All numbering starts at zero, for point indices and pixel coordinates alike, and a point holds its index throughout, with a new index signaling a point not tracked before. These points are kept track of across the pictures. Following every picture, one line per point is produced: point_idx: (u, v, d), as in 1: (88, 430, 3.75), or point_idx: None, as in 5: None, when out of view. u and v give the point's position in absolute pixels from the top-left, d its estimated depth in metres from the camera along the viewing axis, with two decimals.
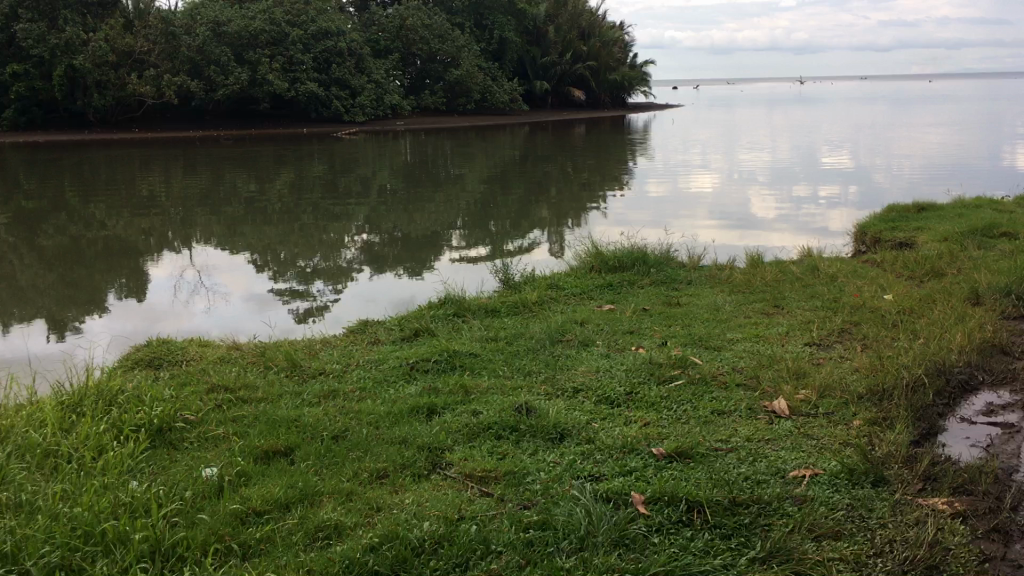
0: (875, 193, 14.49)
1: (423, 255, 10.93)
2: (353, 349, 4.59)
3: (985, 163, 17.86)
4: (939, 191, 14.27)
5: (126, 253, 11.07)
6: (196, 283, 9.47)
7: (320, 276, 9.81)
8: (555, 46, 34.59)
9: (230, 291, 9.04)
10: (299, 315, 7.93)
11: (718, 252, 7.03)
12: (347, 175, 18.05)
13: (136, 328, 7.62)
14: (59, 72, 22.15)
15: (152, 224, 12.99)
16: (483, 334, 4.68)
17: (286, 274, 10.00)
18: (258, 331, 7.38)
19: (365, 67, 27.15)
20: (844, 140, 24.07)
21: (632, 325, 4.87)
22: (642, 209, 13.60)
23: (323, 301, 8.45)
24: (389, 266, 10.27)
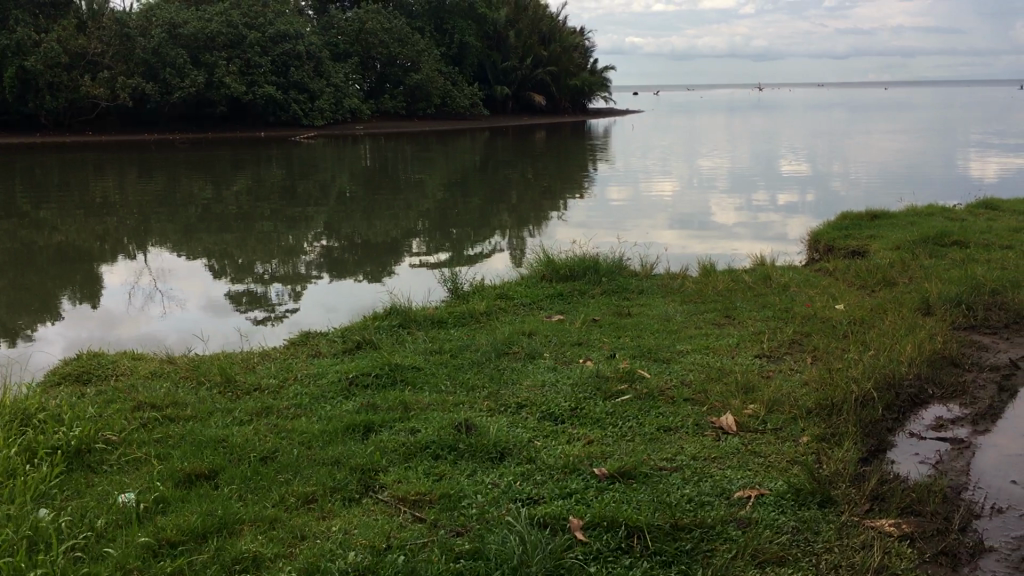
0: (832, 199, 14.56)
1: (382, 260, 10.76)
2: (292, 361, 4.43)
3: (938, 170, 18.06)
4: (894, 198, 14.37)
5: (77, 259, 10.76)
6: (152, 289, 9.20)
7: (280, 281, 9.61)
8: (516, 51, 34.51)
9: (187, 296, 8.80)
10: (256, 320, 7.72)
11: (670, 260, 6.96)
12: (304, 180, 17.79)
13: (91, 335, 7.40)
14: (9, 73, 21.63)
15: (105, 228, 12.67)
16: (428, 346, 4.55)
17: (244, 279, 9.78)
18: (217, 337, 7.20)
19: (324, 71, 26.88)
20: (801, 147, 24.24)
21: (580, 336, 4.77)
22: (602, 214, 13.52)
23: (282, 306, 8.26)
24: (348, 271, 10.12)
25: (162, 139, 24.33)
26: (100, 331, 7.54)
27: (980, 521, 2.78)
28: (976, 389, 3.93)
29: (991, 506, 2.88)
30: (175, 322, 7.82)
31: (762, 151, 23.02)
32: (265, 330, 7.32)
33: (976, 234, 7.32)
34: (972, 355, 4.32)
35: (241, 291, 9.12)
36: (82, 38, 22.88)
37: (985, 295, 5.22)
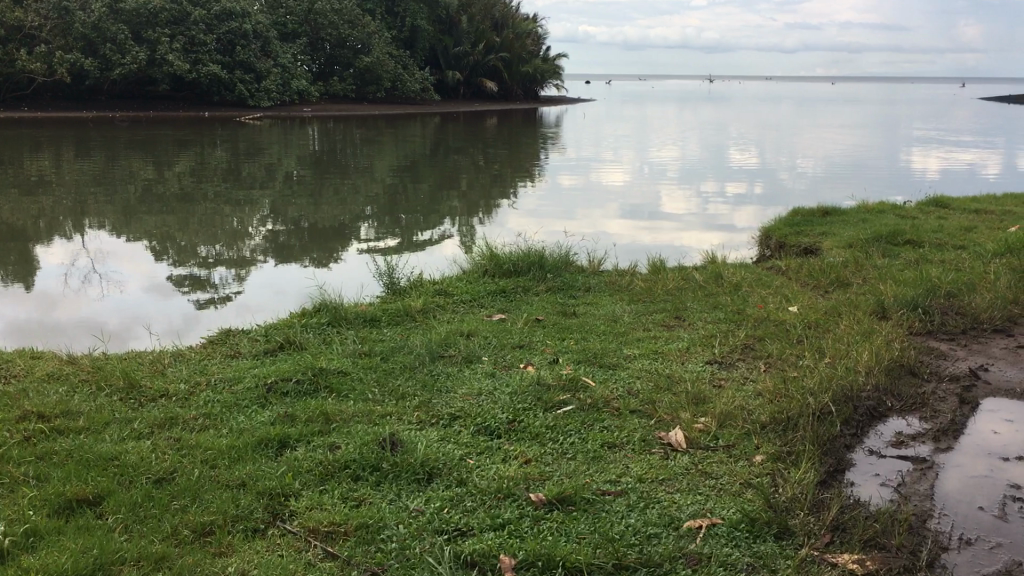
0: (780, 191, 14.49)
1: (330, 245, 10.36)
2: (208, 364, 4.08)
3: (882, 165, 18.14)
4: (841, 191, 14.33)
5: (11, 239, 10.18)
6: (90, 270, 8.73)
7: (223, 265, 9.19)
8: (468, 36, 34.02)
9: (128, 279, 8.36)
10: (200, 305, 7.34)
11: (619, 256, 6.71)
12: (250, 162, 17.22)
13: (29, 315, 7.06)
14: None
15: (39, 208, 12.05)
16: (358, 348, 4.22)
17: (186, 262, 9.34)
18: (161, 319, 6.89)
19: (271, 50, 26.18)
20: (750, 139, 24.23)
21: (521, 338, 4.48)
22: (554, 202, 13.25)
23: (225, 292, 7.88)
24: (296, 255, 9.74)
25: (101, 116, 23.46)
26: (32, 314, 7.07)
27: (948, 554, 2.54)
28: (937, 401, 3.72)
29: (960, 537, 2.64)
30: (113, 305, 7.37)
31: (711, 143, 23.02)
32: (212, 314, 7.02)
33: (928, 232, 7.19)
34: (932, 364, 4.12)
35: (184, 274, 8.70)
36: (18, 11, 21.91)
37: (942, 298, 5.05)
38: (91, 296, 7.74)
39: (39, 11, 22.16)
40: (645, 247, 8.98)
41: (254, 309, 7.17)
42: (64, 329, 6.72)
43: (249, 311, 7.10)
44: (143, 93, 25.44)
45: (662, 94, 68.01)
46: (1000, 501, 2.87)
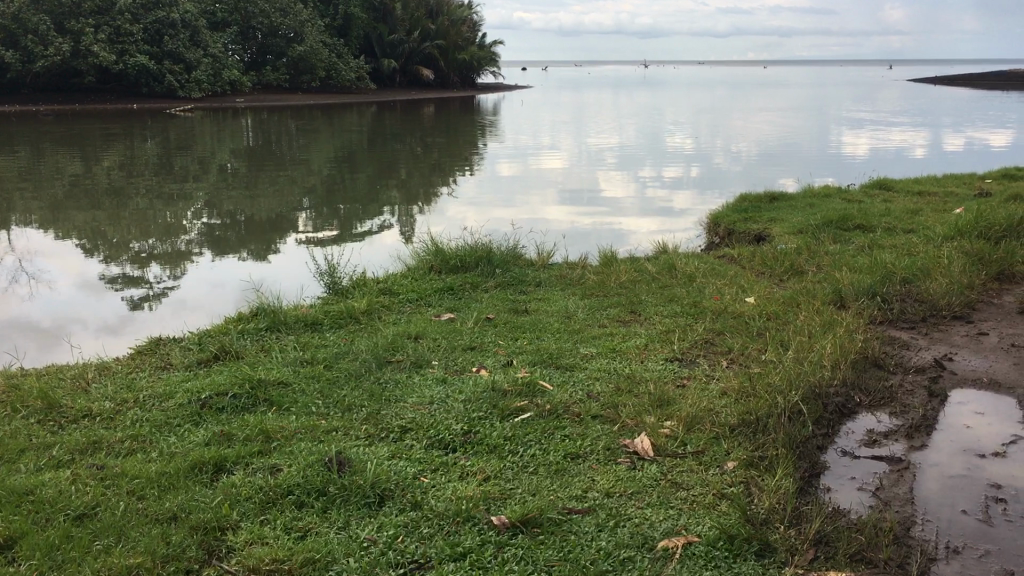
0: (717, 174, 14.46)
1: (268, 238, 10.00)
2: (135, 378, 3.77)
3: (815, 147, 18.26)
4: (777, 174, 14.35)
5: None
6: (19, 268, 8.31)
7: (157, 261, 8.80)
8: (402, 23, 33.52)
9: (58, 276, 7.97)
10: (133, 302, 7.00)
11: (568, 247, 6.52)
12: (182, 155, 16.66)
13: None
14: None
15: None
16: (299, 355, 3.95)
17: (119, 258, 8.93)
18: (92, 316, 6.57)
19: (201, 40, 25.41)
20: (685, 123, 24.28)
21: (473, 340, 4.26)
22: (493, 190, 13.03)
23: (160, 289, 7.53)
24: (232, 248, 9.39)
25: (25, 111, 22.55)
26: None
27: (938, 566, 2.39)
28: (905, 396, 3.60)
29: (947, 545, 2.49)
30: (45, 304, 7.04)
31: (648, 128, 23.02)
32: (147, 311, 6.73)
33: (876, 216, 7.13)
34: (897, 355, 4.00)
35: (116, 270, 8.31)
36: None
37: (898, 284, 4.96)
38: (19, 295, 7.36)
39: None
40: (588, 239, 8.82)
41: (190, 304, 6.87)
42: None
43: (186, 307, 6.80)
44: (68, 86, 24.51)
45: (599, 79, 68.14)
46: (982, 504, 2.73)
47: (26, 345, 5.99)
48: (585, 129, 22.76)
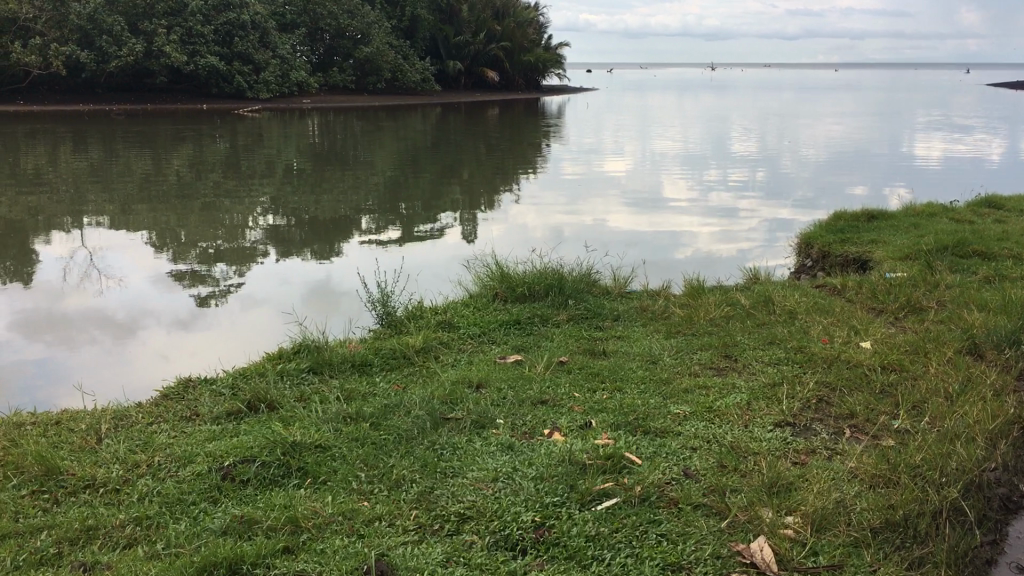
0: (788, 179, 13.66)
1: (331, 237, 9.57)
2: (154, 433, 3.24)
3: (889, 152, 17.30)
4: (852, 179, 13.50)
5: (7, 235, 9.45)
6: (89, 263, 8.13)
7: (224, 258, 8.46)
8: (469, 25, 33.12)
9: (129, 272, 7.77)
10: (200, 299, 6.79)
11: (650, 273, 5.91)
12: (249, 155, 16.41)
13: (38, 306, 6.70)
14: None
15: (38, 202, 11.32)
16: (341, 407, 3.39)
17: (187, 255, 8.62)
18: (165, 312, 6.40)
19: (270, 41, 25.33)
20: (755, 126, 23.33)
21: (543, 391, 3.67)
22: (556, 193, 12.46)
23: (227, 287, 7.26)
24: (296, 248, 9.00)
25: (98, 110, 22.62)
26: (41, 306, 6.68)
27: None
28: None
29: None
30: (118, 299, 6.87)
31: (714, 131, 22.20)
32: (212, 308, 6.50)
33: (994, 241, 6.34)
34: None
35: (184, 267, 8.03)
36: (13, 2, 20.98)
37: None
38: (87, 291, 7.19)
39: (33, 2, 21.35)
40: (652, 256, 8.15)
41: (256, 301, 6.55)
42: (71, 319, 6.33)
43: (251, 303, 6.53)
44: (141, 86, 24.57)
45: (664, 81, 67.19)
46: None
47: (102, 336, 5.87)
48: (650, 132, 22.06)
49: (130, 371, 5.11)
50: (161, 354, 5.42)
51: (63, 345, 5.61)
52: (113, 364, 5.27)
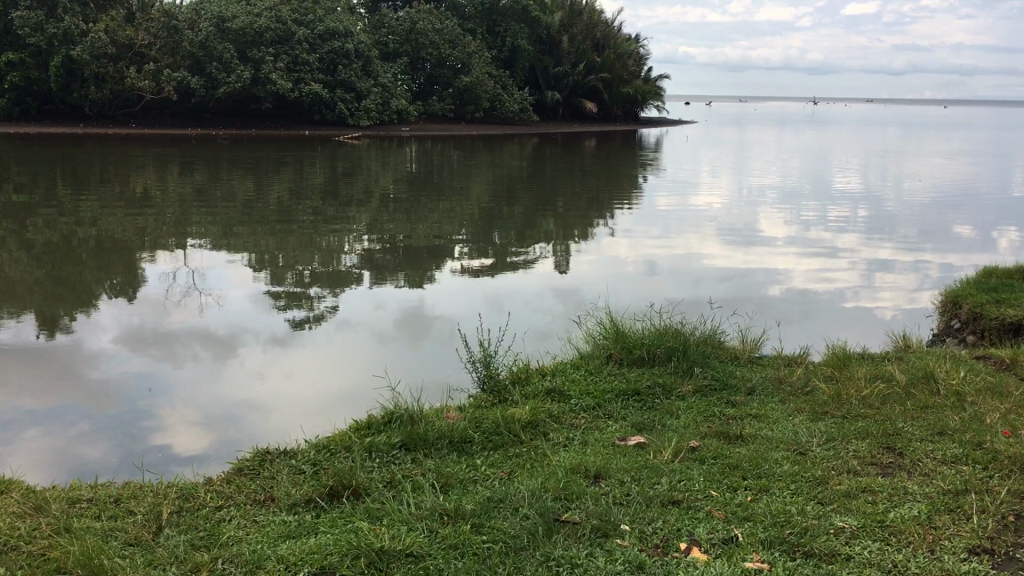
0: (892, 217, 12.83)
1: (424, 264, 9.20)
2: (224, 524, 2.79)
3: (1002, 192, 16.20)
4: (963, 219, 12.59)
5: (117, 252, 9.37)
6: (193, 282, 7.92)
7: (320, 281, 8.17)
8: (568, 56, 32.83)
9: (229, 291, 7.53)
10: (296, 323, 6.45)
11: (782, 335, 5.25)
12: (348, 181, 16.34)
13: (145, 320, 6.50)
14: (57, 62, 20.46)
15: (145, 222, 11.32)
16: (437, 500, 2.87)
17: (284, 277, 8.36)
18: (265, 331, 6.07)
19: (372, 70, 25.50)
20: (857, 163, 22.30)
21: (673, 488, 3.08)
22: (650, 225, 11.93)
23: (321, 310, 6.93)
24: (388, 273, 8.65)
25: (205, 134, 23.03)
26: (148, 320, 6.46)
27: None
28: None
29: None
30: (219, 317, 6.59)
31: (814, 167, 21.30)
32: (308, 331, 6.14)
33: None
34: None
35: (282, 289, 7.74)
36: (130, 30, 21.55)
37: None
38: (190, 308, 6.93)
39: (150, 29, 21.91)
40: (749, 292, 7.52)
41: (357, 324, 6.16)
42: (176, 333, 6.08)
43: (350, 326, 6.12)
44: (247, 112, 24.97)
45: (764, 114, 66.16)
46: None
47: (203, 352, 5.58)
48: (746, 166, 21.29)
49: (229, 389, 4.81)
50: (258, 372, 5.07)
51: (167, 360, 5.34)
52: (210, 380, 4.95)
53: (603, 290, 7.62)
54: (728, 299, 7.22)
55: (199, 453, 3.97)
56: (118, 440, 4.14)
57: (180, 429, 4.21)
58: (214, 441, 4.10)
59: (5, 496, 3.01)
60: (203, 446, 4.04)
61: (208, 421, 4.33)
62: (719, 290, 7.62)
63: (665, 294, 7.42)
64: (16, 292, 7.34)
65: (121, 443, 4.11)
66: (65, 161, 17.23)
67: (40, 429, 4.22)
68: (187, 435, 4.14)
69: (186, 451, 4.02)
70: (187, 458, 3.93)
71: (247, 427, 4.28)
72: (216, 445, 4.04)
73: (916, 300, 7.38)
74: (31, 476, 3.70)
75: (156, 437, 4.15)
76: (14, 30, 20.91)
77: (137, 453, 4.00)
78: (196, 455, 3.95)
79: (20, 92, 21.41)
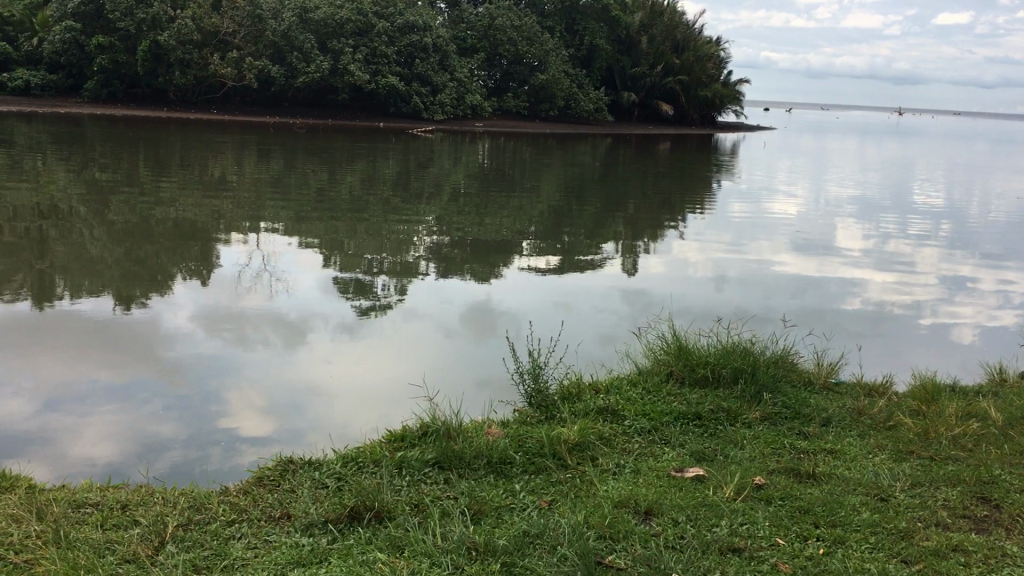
0: (976, 233, 12.19)
1: (492, 260, 8.93)
2: (232, 542, 2.53)
3: None
4: None
5: (191, 235, 9.29)
6: (264, 266, 7.79)
7: (387, 273, 7.94)
8: (647, 57, 32.29)
9: (299, 277, 7.37)
10: (360, 312, 6.23)
11: (863, 360, 4.82)
12: (420, 174, 16.16)
13: (218, 300, 6.37)
14: (144, 47, 20.73)
15: (219, 207, 11.27)
16: (467, 532, 2.57)
17: (352, 266, 8.17)
18: (328, 318, 5.86)
19: (449, 64, 25.37)
20: (939, 177, 21.45)
21: (733, 533, 2.71)
22: (722, 231, 11.50)
23: (386, 300, 6.70)
24: (455, 267, 8.42)
25: (282, 122, 23.12)
26: (220, 300, 6.34)
27: None
28: None
29: None
30: (287, 301, 6.41)
31: (894, 179, 20.54)
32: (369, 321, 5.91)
33: None
34: None
35: (351, 278, 7.55)
36: (215, 17, 21.80)
37: None
38: (260, 291, 6.77)
39: (235, 17, 22.13)
40: (821, 306, 7.06)
41: None
42: (246, 314, 5.92)
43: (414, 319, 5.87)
44: (325, 102, 25.02)
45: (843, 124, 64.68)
46: None
47: (272, 334, 5.40)
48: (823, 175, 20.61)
49: (292, 372, 4.60)
50: (324, 358, 4.85)
51: (236, 340, 5.18)
52: (278, 363, 4.75)
53: (668, 296, 7.25)
54: (801, 313, 6.78)
55: (258, 438, 3.79)
56: (186, 416, 3.99)
57: (242, 411, 4.04)
58: (276, 427, 3.91)
59: (7, 496, 2.80)
60: (267, 430, 3.87)
61: (268, 405, 4.12)
62: (790, 301, 7.19)
63: (734, 303, 7.03)
64: (93, 268, 7.29)
65: (186, 422, 3.94)
66: (146, 143, 17.39)
67: (104, 406, 4.06)
68: (249, 419, 3.96)
69: (253, 433, 3.85)
70: (251, 442, 3.76)
71: (312, 412, 4.09)
72: (278, 430, 3.86)
73: (1003, 322, 6.86)
74: (96, 454, 3.55)
75: (220, 417, 3.98)
76: (104, 13, 21.24)
77: (201, 432, 3.83)
78: (260, 438, 3.79)
79: (108, 76, 21.73)
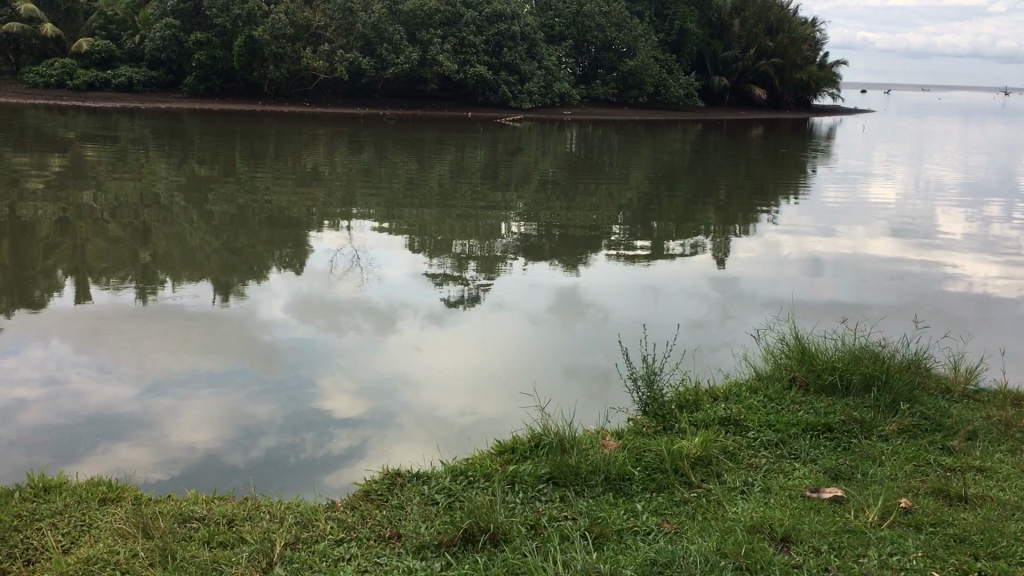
0: None
1: (582, 250, 8.70)
2: (343, 565, 2.39)
3: None
4: None
5: (285, 226, 9.31)
6: (355, 256, 7.74)
7: (476, 262, 7.79)
8: (739, 40, 31.47)
9: (390, 267, 7.28)
10: (452, 304, 6.10)
11: (1000, 365, 4.44)
12: (508, 164, 16.00)
13: (310, 289, 6.32)
14: (239, 42, 21.07)
15: (312, 198, 11.31)
16: (589, 560, 2.36)
17: (442, 256, 8.04)
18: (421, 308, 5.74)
19: (537, 52, 25.16)
20: None
21: (885, 566, 2.44)
22: (819, 218, 11.03)
23: (477, 291, 6.55)
24: (544, 257, 8.23)
25: (372, 114, 23.24)
26: (313, 289, 6.29)
27: None
28: None
29: None
30: (380, 291, 6.32)
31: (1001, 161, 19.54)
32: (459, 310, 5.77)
33: None
34: None
35: (441, 268, 7.41)
36: (308, 11, 22.11)
37: None
38: (353, 281, 6.70)
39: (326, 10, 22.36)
40: (924, 294, 6.65)
41: None
42: (339, 303, 5.85)
43: None
44: (413, 93, 25.05)
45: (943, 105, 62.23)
46: None
47: (367, 322, 5.30)
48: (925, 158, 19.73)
49: (390, 358, 4.49)
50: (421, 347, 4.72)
51: (331, 328, 5.10)
52: (374, 350, 4.64)
53: (765, 284, 6.93)
54: (904, 301, 6.39)
55: (357, 423, 3.69)
56: (281, 399, 3.91)
57: (338, 394, 3.94)
58: (372, 413, 3.80)
59: (114, 508, 2.73)
60: (364, 415, 3.76)
61: (366, 391, 4.01)
62: (894, 290, 6.79)
63: (838, 293, 6.66)
64: (192, 258, 7.34)
65: (284, 405, 3.87)
66: (241, 137, 17.66)
67: (204, 391, 4.01)
68: (345, 402, 3.87)
69: (351, 418, 3.76)
70: (348, 427, 3.66)
71: (410, 397, 3.99)
72: (374, 415, 3.77)
73: None
74: (197, 438, 3.51)
75: (317, 400, 3.89)
76: (201, 10, 21.66)
77: (299, 415, 3.75)
78: (358, 424, 3.68)
79: (205, 71, 22.15)
